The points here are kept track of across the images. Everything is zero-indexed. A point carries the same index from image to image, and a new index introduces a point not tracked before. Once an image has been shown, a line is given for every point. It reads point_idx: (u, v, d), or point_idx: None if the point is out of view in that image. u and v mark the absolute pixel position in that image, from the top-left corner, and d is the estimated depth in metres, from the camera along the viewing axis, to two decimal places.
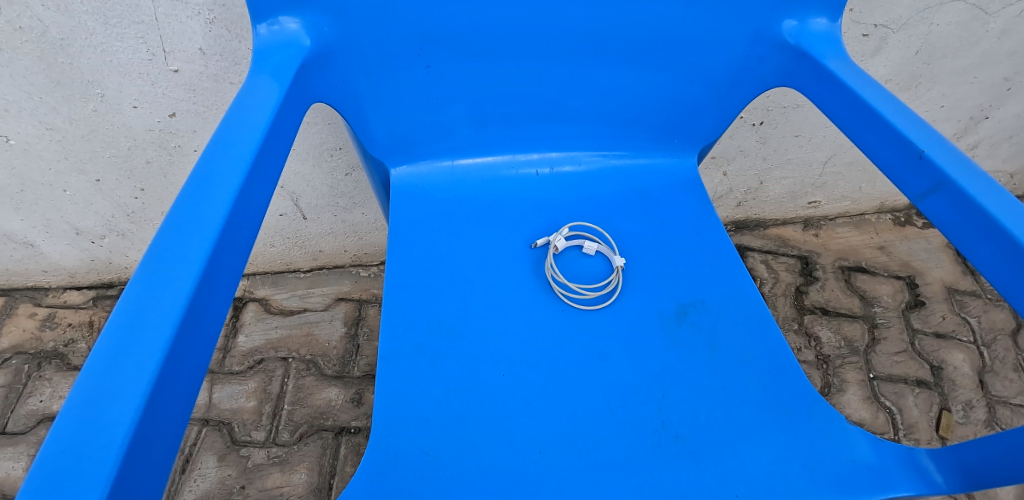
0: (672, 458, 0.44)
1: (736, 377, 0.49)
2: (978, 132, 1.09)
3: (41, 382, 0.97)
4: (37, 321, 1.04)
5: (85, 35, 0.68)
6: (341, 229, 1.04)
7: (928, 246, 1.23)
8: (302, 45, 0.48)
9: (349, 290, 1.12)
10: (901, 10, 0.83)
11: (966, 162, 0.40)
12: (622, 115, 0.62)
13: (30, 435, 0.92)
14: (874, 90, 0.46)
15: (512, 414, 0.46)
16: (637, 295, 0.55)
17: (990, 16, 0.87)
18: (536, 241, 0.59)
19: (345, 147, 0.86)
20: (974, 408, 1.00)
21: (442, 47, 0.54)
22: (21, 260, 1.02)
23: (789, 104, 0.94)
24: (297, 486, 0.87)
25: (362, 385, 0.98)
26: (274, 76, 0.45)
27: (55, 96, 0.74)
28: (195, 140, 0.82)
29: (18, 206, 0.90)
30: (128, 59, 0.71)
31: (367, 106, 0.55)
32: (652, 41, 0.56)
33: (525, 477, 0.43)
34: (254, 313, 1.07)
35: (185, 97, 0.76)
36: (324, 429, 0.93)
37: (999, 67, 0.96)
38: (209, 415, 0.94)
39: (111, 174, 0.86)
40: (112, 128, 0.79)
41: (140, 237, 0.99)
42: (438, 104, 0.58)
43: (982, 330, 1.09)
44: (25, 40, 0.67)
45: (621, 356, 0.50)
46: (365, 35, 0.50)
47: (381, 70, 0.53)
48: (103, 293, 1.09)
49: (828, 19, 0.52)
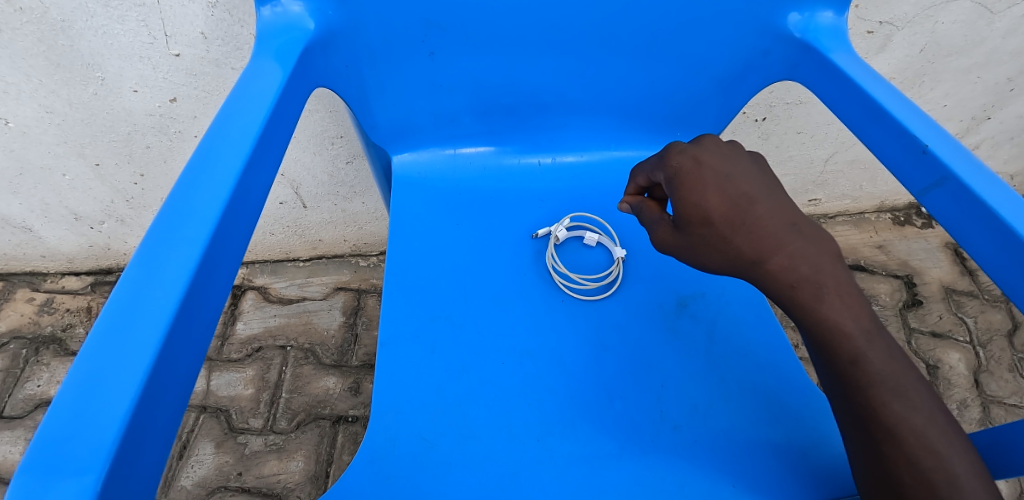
0: (670, 448, 0.44)
1: (734, 369, 0.49)
2: (980, 133, 1.09)
3: (39, 367, 0.97)
4: (34, 306, 1.04)
5: (86, 17, 0.67)
6: (340, 218, 1.04)
7: (927, 246, 1.23)
8: (305, 28, 0.48)
9: (348, 280, 1.11)
10: (907, 7, 0.82)
11: (969, 157, 0.40)
12: (627, 106, 0.62)
13: (27, 419, 0.92)
14: (880, 85, 0.46)
15: (512, 402, 0.46)
16: (639, 288, 0.55)
17: (995, 16, 0.87)
18: (539, 231, 0.58)
19: (347, 136, 0.85)
20: (969, 407, 1.00)
21: (446, 34, 0.53)
22: (20, 245, 1.01)
23: (792, 101, 0.94)
24: (293, 474, 0.88)
25: (360, 374, 0.98)
26: (276, 59, 0.44)
27: (54, 79, 0.73)
28: (195, 126, 0.81)
29: (16, 189, 0.89)
30: (129, 42, 0.71)
31: (369, 91, 0.55)
32: (656, 32, 0.55)
33: (523, 464, 0.43)
34: (253, 301, 1.07)
35: (185, 82, 0.75)
36: (321, 417, 0.93)
37: (1003, 67, 0.96)
38: (207, 402, 0.94)
39: (110, 158, 0.86)
40: (113, 112, 0.79)
41: (139, 223, 0.99)
42: (441, 92, 0.58)
43: (979, 331, 1.10)
44: (26, 22, 0.66)
45: (620, 345, 0.51)
46: (369, 20, 0.50)
47: (384, 56, 0.53)
48: (101, 279, 1.08)
49: (835, 12, 0.52)
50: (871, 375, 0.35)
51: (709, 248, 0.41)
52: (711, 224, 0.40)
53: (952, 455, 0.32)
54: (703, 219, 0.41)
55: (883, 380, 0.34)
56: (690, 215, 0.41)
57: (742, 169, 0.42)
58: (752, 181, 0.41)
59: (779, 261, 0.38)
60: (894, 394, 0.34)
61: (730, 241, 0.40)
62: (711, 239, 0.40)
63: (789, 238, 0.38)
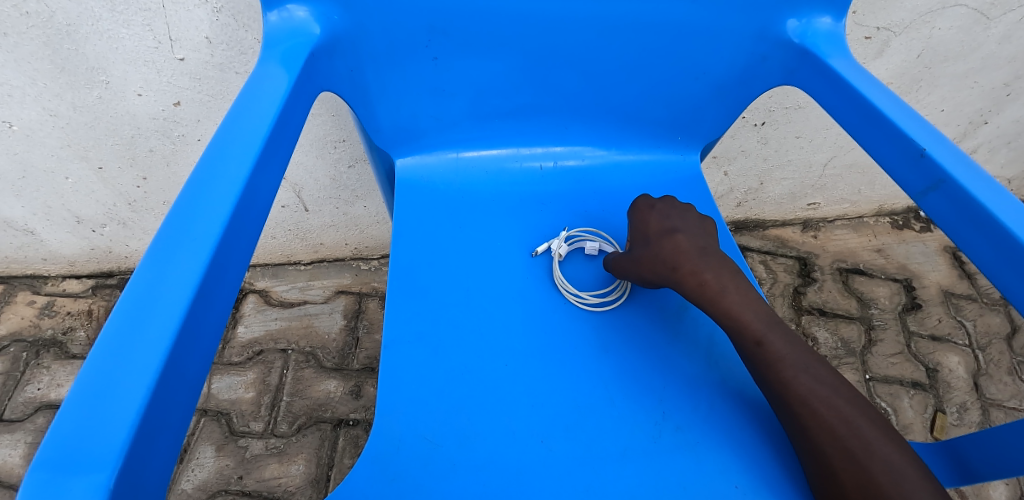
0: (673, 449, 0.44)
1: (737, 370, 0.49)
2: (977, 137, 1.10)
3: (39, 370, 0.97)
4: (35, 310, 1.04)
5: (92, 21, 0.68)
6: (342, 222, 1.04)
7: (925, 249, 1.24)
8: (311, 32, 0.48)
9: (350, 283, 1.12)
10: (904, 13, 0.83)
11: (965, 161, 0.41)
12: (628, 110, 0.62)
13: (27, 423, 0.92)
14: (877, 90, 0.47)
15: (516, 403, 0.47)
16: (640, 290, 0.55)
17: (991, 21, 0.88)
18: (535, 250, 0.57)
19: (349, 140, 0.86)
20: (968, 410, 1.01)
21: (450, 38, 0.54)
22: (21, 248, 1.01)
23: (790, 105, 0.94)
24: (294, 478, 0.88)
25: (361, 378, 0.98)
26: (282, 63, 0.45)
27: (59, 82, 0.74)
28: (198, 129, 0.82)
29: (18, 192, 0.89)
30: (134, 46, 0.71)
31: (373, 95, 0.56)
32: (657, 37, 0.56)
33: (526, 465, 0.44)
34: (254, 304, 1.07)
35: (190, 86, 0.76)
36: (322, 421, 0.93)
37: (999, 72, 0.97)
38: (208, 405, 0.94)
39: (113, 162, 0.86)
40: (117, 115, 0.79)
41: (141, 226, 0.99)
42: (444, 96, 0.59)
43: (977, 334, 1.10)
44: (32, 26, 0.67)
45: (622, 347, 0.51)
46: (374, 25, 0.50)
47: (387, 60, 0.53)
48: (102, 282, 1.09)
49: (833, 18, 0.53)
50: (798, 392, 0.40)
51: (642, 259, 0.50)
52: (648, 237, 0.51)
53: (885, 454, 0.36)
54: (643, 236, 0.51)
55: (809, 395, 0.40)
56: (637, 233, 0.52)
57: (684, 217, 0.51)
58: (688, 222, 0.51)
59: (687, 268, 0.47)
60: (824, 404, 0.39)
61: (657, 261, 0.49)
62: (644, 258, 0.50)
63: (701, 260, 0.47)
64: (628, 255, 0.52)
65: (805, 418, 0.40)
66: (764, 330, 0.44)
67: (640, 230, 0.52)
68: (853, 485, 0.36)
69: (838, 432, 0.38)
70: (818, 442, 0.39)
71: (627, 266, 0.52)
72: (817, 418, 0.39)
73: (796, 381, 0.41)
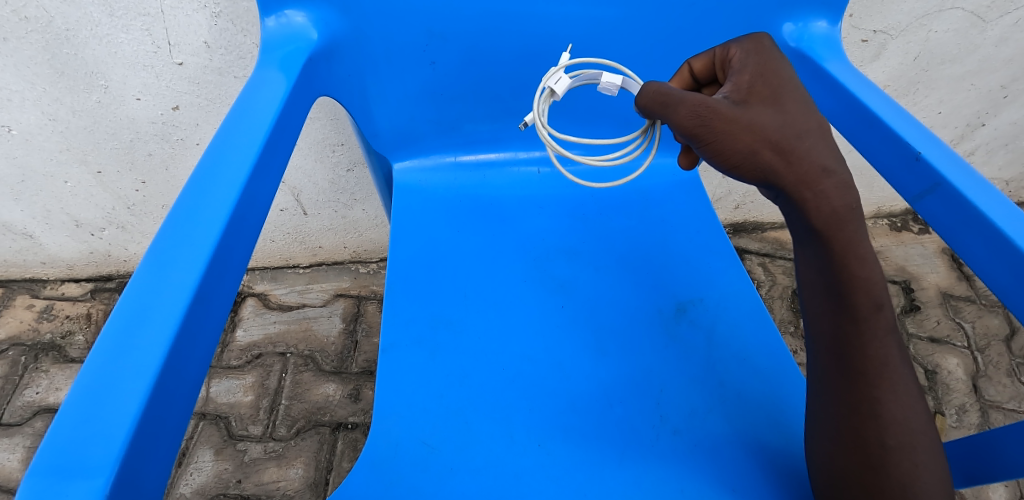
0: (670, 452, 0.44)
1: (735, 373, 0.49)
2: (974, 139, 1.10)
3: (38, 374, 0.97)
4: (34, 313, 1.04)
5: (91, 26, 0.68)
6: (341, 225, 1.04)
7: (924, 251, 1.24)
8: (308, 37, 0.49)
9: (348, 287, 1.12)
10: (901, 16, 0.84)
11: (961, 164, 0.41)
12: (626, 114, 0.65)
13: (26, 426, 0.92)
14: (873, 93, 0.47)
15: (512, 407, 0.47)
16: (638, 293, 0.55)
17: (988, 24, 0.88)
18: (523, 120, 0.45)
19: (347, 143, 0.86)
20: (967, 412, 1.01)
21: (447, 43, 0.54)
22: (20, 252, 1.01)
23: None
24: (293, 482, 0.87)
25: (360, 381, 0.98)
26: (281, 68, 0.45)
27: (58, 87, 0.74)
28: (197, 133, 0.82)
29: (18, 196, 0.89)
30: (133, 51, 0.71)
31: (371, 99, 0.56)
32: (655, 39, 0.56)
33: (523, 469, 0.44)
34: (253, 308, 1.07)
35: (188, 90, 0.76)
36: (321, 424, 0.93)
37: (996, 75, 0.97)
38: (207, 409, 0.94)
39: (112, 166, 0.86)
40: (116, 120, 0.79)
41: (140, 230, 0.99)
42: (442, 101, 0.59)
43: (976, 336, 1.10)
44: (31, 31, 0.67)
45: (619, 350, 0.51)
46: (372, 29, 0.51)
47: (385, 64, 0.54)
48: (101, 286, 1.09)
49: (829, 22, 0.53)
50: (890, 376, 0.36)
51: (769, 130, 0.37)
52: (780, 108, 0.38)
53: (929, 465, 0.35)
54: (769, 100, 0.39)
55: (898, 382, 0.36)
56: (759, 96, 0.39)
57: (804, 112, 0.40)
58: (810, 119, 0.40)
59: (839, 179, 0.36)
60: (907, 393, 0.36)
61: (796, 149, 0.36)
62: (770, 130, 0.37)
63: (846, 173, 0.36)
64: (743, 113, 0.38)
65: (883, 405, 0.35)
66: (887, 296, 0.36)
67: (761, 93, 0.39)
68: (899, 480, 0.34)
69: (912, 427, 0.35)
70: (884, 431, 0.35)
71: (734, 127, 0.37)
72: (895, 407, 0.35)
73: (891, 363, 0.36)
